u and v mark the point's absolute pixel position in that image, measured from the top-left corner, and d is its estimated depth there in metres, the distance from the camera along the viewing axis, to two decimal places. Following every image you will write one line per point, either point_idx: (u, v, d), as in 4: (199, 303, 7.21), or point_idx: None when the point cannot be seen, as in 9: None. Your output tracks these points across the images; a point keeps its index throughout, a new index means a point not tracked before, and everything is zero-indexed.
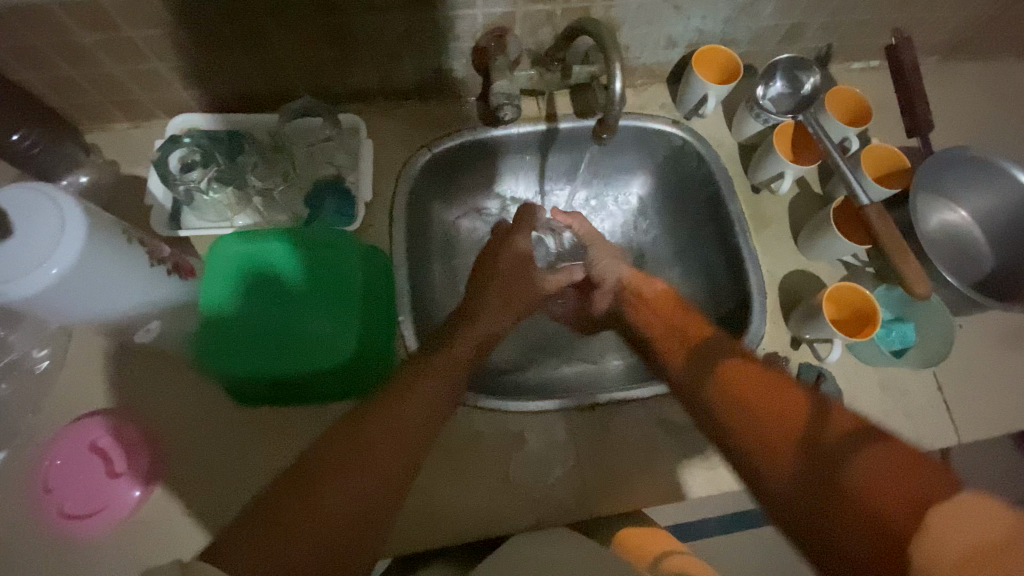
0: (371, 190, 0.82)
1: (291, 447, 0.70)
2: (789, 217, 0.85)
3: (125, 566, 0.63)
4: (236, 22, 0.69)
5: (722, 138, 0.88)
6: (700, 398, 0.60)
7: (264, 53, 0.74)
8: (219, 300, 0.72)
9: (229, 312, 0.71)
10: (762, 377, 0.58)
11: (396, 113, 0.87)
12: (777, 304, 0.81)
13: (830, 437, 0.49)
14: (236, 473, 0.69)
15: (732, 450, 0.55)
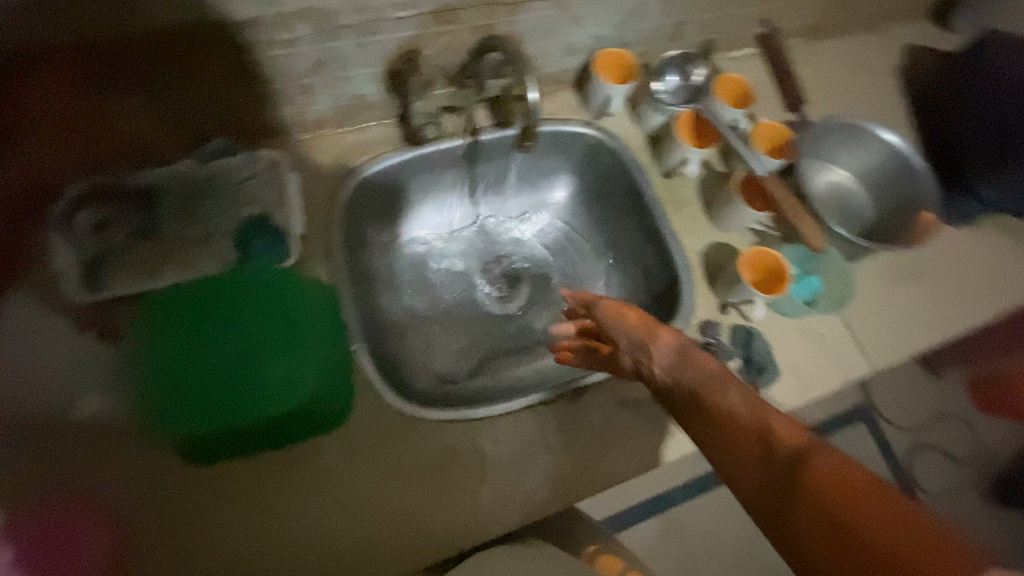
0: (302, 223, 0.80)
1: (262, 496, 0.67)
2: (700, 196, 0.93)
3: None
4: (131, 68, 0.66)
5: (631, 132, 0.95)
6: (687, 410, 0.60)
7: (157, 84, 0.69)
8: (166, 355, 0.69)
9: (180, 366, 0.69)
10: (749, 393, 0.58)
11: (315, 143, 0.86)
12: (702, 276, 0.88)
13: (794, 456, 0.51)
14: (204, 536, 0.64)
15: (721, 464, 0.55)
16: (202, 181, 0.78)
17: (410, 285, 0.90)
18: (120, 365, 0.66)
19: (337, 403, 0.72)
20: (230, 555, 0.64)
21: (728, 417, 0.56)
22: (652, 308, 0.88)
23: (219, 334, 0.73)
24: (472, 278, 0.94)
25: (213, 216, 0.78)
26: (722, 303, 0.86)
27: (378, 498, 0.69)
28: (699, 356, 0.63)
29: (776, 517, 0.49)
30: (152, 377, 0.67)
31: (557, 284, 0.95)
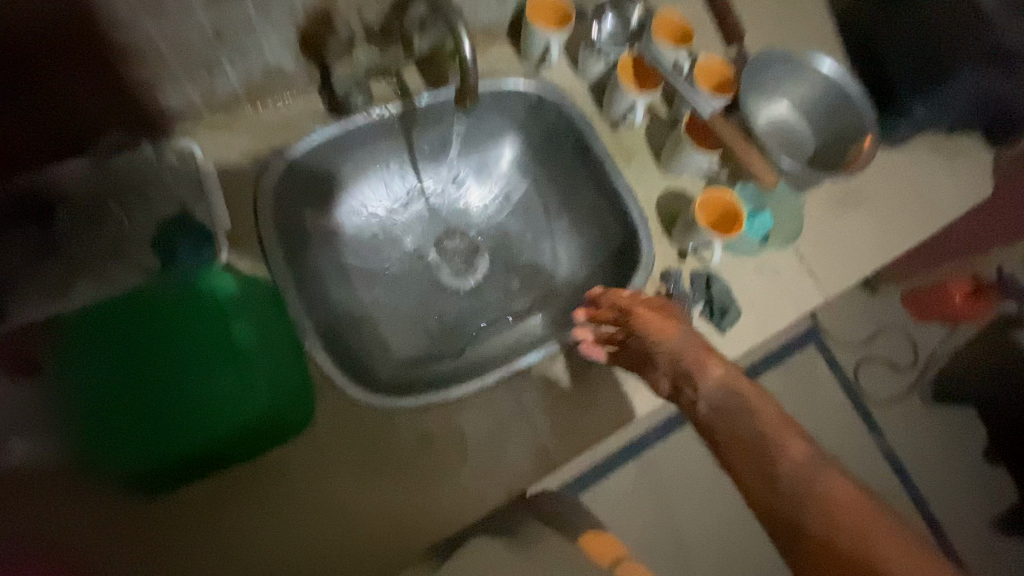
0: (228, 217, 0.73)
1: (231, 514, 0.63)
2: (649, 144, 0.91)
3: None
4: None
5: (573, 83, 0.91)
6: (715, 424, 0.57)
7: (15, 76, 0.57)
8: (92, 383, 0.61)
9: (112, 392, 0.62)
10: (788, 421, 0.55)
11: (230, 125, 0.77)
12: (658, 226, 0.87)
13: (843, 527, 0.47)
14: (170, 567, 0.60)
15: (742, 483, 0.53)
16: (103, 183, 0.69)
17: (359, 269, 0.84)
18: (48, 400, 0.59)
19: (299, 407, 0.67)
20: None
21: (781, 471, 0.51)
22: (612, 263, 0.87)
23: (151, 352, 0.65)
24: (425, 255, 0.90)
25: (126, 221, 0.70)
26: (680, 250, 0.86)
27: (357, 496, 0.66)
28: (740, 380, 0.59)
29: (797, 541, 0.48)
30: (83, 408, 0.60)
31: (514, 249, 0.92)
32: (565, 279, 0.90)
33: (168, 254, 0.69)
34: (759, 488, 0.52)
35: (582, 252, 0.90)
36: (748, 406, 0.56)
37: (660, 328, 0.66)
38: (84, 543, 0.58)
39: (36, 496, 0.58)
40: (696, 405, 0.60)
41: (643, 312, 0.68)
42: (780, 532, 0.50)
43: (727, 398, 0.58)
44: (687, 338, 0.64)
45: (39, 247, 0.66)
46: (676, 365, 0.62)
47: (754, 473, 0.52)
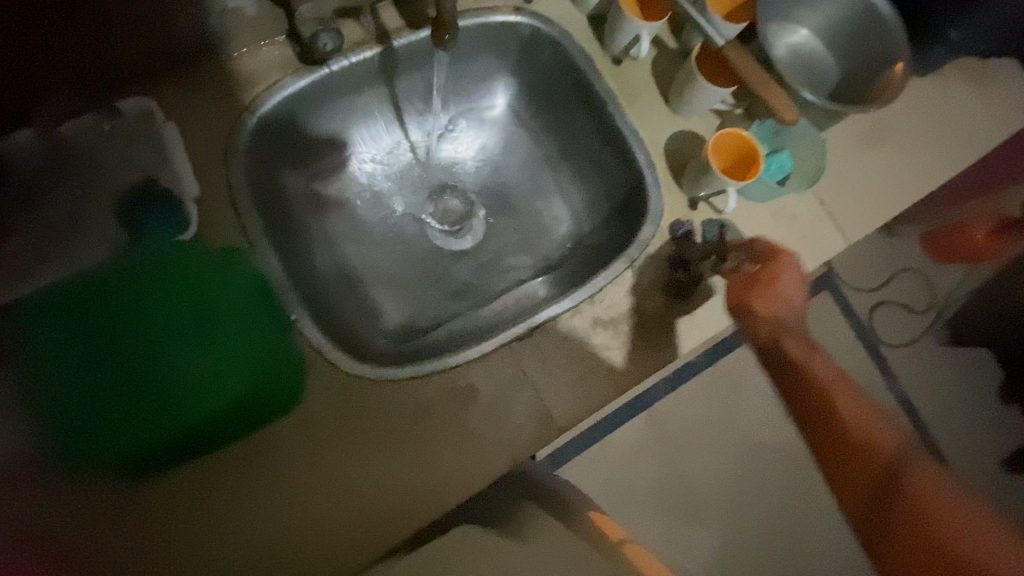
0: (197, 185, 0.67)
1: (227, 496, 0.60)
2: (654, 81, 0.83)
3: None
4: None
5: (569, 15, 0.82)
6: (794, 375, 0.68)
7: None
8: (64, 368, 0.58)
9: (87, 377, 0.58)
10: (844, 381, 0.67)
11: (192, 81, 0.70)
12: (667, 172, 0.80)
13: (888, 451, 0.63)
14: (157, 552, 0.58)
15: (813, 430, 0.66)
16: (55, 152, 0.64)
17: (347, 233, 0.79)
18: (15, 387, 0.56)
19: (289, 383, 0.64)
20: (208, 563, 0.58)
21: (844, 417, 0.64)
22: (616, 215, 0.80)
23: (127, 333, 0.61)
24: (417, 213, 0.84)
25: (84, 192, 0.64)
26: (691, 199, 0.79)
27: (352, 472, 0.64)
28: (809, 346, 0.69)
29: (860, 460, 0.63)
30: (58, 395, 0.57)
31: (512, 204, 0.86)
32: (566, 234, 0.84)
33: (135, 224, 0.64)
34: (824, 434, 0.65)
35: (584, 204, 0.84)
36: (812, 369, 0.67)
37: (783, 309, 0.70)
38: (70, 528, 0.56)
39: (7, 490, 0.56)
40: (773, 350, 0.70)
41: (760, 299, 0.70)
42: (845, 468, 0.64)
43: (819, 401, 0.66)
44: (789, 297, 0.70)
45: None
46: (775, 314, 0.70)
47: (823, 421, 0.65)
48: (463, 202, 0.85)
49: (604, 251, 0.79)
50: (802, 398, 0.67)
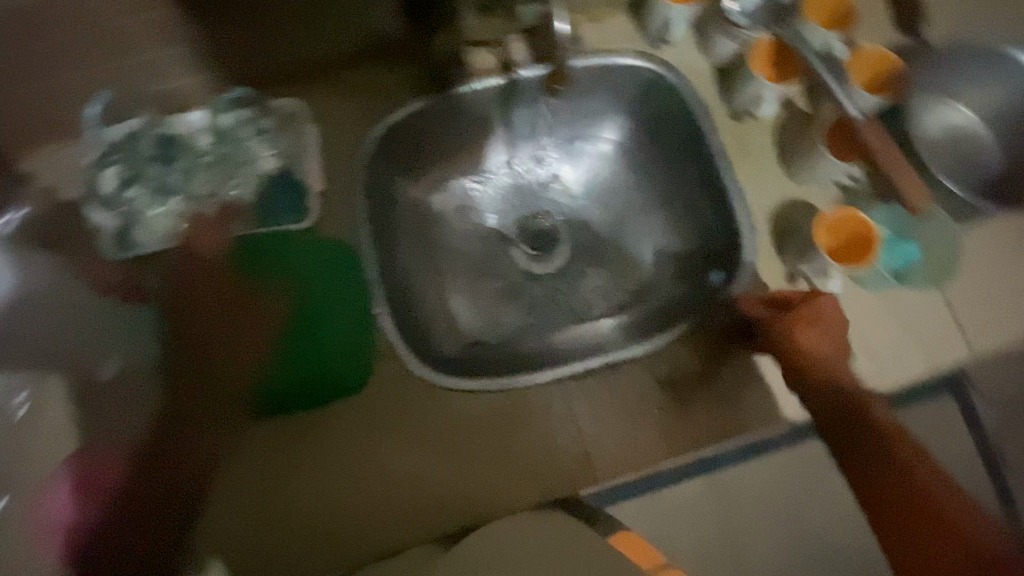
0: (323, 179, 0.76)
1: (279, 457, 0.67)
2: (773, 142, 0.79)
3: None
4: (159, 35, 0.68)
5: (698, 65, 0.81)
6: (825, 393, 0.64)
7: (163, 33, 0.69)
8: (184, 316, 0.69)
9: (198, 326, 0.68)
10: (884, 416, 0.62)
11: (338, 87, 0.79)
12: (769, 239, 0.76)
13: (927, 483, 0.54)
14: (222, 514, 0.65)
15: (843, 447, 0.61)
16: (219, 135, 0.75)
17: (440, 243, 0.83)
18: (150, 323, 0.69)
19: (361, 366, 0.71)
20: (253, 515, 0.65)
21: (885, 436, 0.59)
22: (703, 273, 0.79)
23: (233, 296, 0.70)
24: (507, 234, 0.86)
25: (233, 167, 0.75)
26: (791, 272, 0.75)
27: (389, 465, 0.68)
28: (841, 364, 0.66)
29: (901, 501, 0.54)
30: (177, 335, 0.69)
31: (603, 241, 0.85)
32: (650, 281, 0.82)
33: (263, 213, 0.74)
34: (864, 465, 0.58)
35: (675, 255, 0.82)
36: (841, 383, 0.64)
37: (821, 342, 0.67)
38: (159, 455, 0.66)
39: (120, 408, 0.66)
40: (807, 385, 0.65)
41: (803, 331, 0.67)
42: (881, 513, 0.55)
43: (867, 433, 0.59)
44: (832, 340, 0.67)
45: (162, 187, 0.73)
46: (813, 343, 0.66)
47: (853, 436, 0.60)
48: (556, 233, 0.86)
49: (684, 307, 0.78)
50: (833, 417, 0.63)
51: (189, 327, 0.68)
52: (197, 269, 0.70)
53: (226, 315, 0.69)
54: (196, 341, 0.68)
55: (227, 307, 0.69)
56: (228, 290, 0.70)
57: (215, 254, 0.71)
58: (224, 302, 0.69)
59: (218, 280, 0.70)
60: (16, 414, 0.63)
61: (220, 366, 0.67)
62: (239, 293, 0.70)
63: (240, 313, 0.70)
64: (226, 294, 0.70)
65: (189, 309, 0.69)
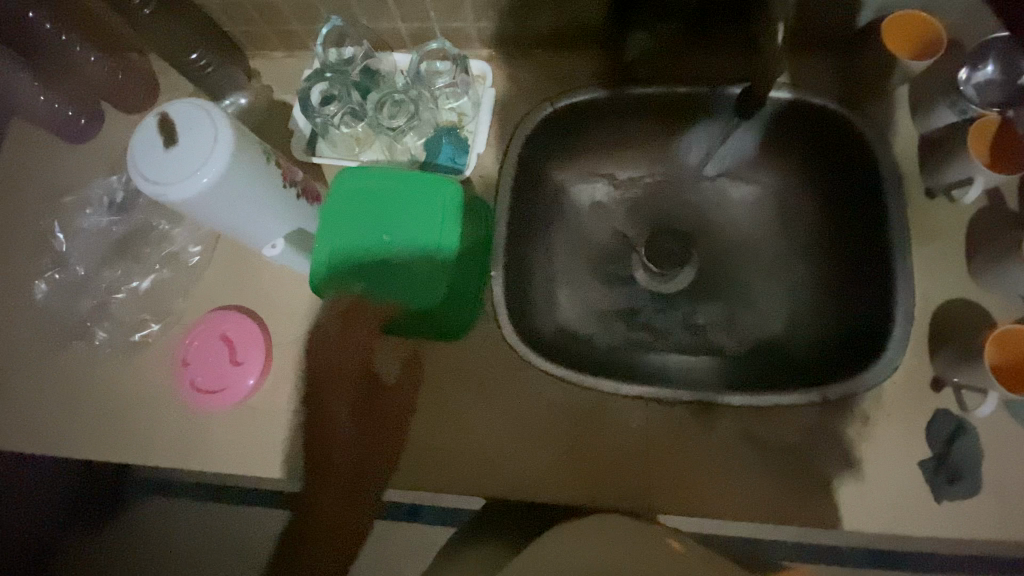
0: (487, 142, 0.81)
1: (359, 423, 0.72)
2: (966, 236, 0.70)
3: (220, 446, 0.73)
4: None
5: (900, 126, 0.74)
6: None
7: None
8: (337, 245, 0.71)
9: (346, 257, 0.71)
10: None
11: (526, 63, 0.83)
12: (921, 333, 0.69)
13: None
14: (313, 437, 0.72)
15: None
16: (413, 79, 0.80)
17: (568, 232, 0.84)
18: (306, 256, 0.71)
19: (467, 318, 0.75)
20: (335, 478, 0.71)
21: None
22: (834, 348, 0.73)
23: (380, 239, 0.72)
24: (635, 242, 0.84)
25: (414, 109, 0.79)
26: (937, 376, 0.67)
27: (469, 424, 0.72)
28: None
29: None
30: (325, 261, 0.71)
31: (734, 278, 0.80)
32: (772, 335, 0.77)
33: (408, 202, 0.74)
34: None
35: (805, 315, 0.76)
36: None
37: None
38: (287, 335, 0.76)
39: (270, 284, 0.78)
40: None
41: None
42: None
43: None
44: None
45: (352, 112, 0.78)
46: None
47: None
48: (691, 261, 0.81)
49: (798, 372, 0.73)
50: None
51: (321, 426, 0.72)
52: (330, 366, 0.74)
53: (354, 418, 0.72)
54: (334, 438, 0.72)
55: (358, 407, 0.73)
56: (353, 392, 0.73)
57: (353, 347, 0.74)
58: (352, 404, 0.73)
59: (350, 379, 0.73)
60: (191, 261, 0.79)
61: (347, 468, 0.71)
62: (363, 394, 0.73)
63: (365, 413, 0.73)
64: (352, 403, 0.73)
65: (322, 409, 0.73)
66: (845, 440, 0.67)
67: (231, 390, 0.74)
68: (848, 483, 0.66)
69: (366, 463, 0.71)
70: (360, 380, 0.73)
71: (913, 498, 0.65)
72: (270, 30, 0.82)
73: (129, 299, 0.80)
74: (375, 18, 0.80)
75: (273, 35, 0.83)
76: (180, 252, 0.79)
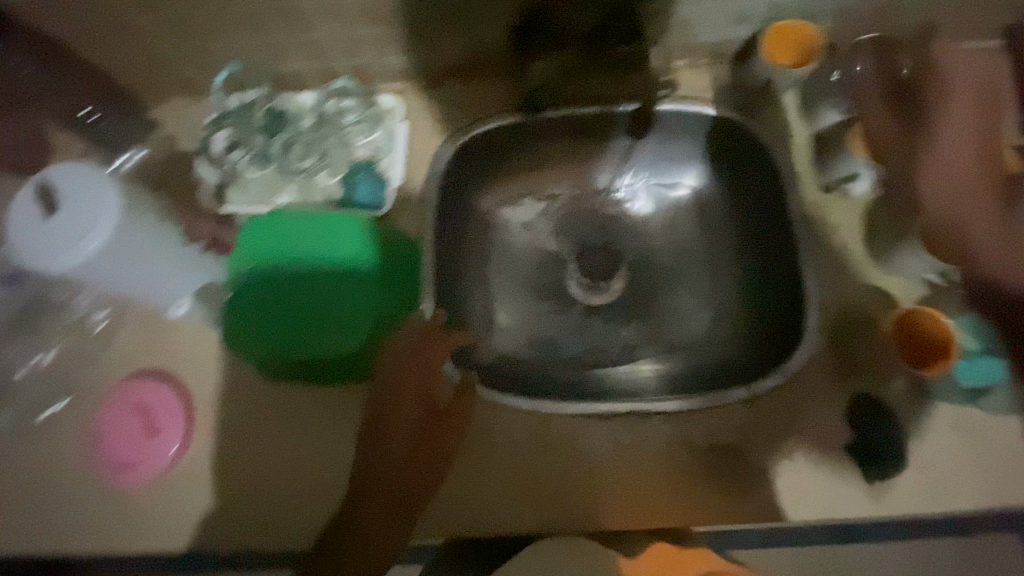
0: (404, 175, 0.80)
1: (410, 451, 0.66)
2: (864, 225, 0.75)
3: (143, 523, 0.68)
4: (285, 27, 0.72)
5: (794, 128, 0.79)
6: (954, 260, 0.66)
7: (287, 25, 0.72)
8: (256, 288, 0.74)
9: (267, 300, 0.74)
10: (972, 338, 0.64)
11: (437, 93, 0.83)
12: (835, 322, 0.72)
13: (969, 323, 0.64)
14: (247, 500, 0.69)
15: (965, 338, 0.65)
16: (320, 117, 0.80)
17: (499, 259, 0.83)
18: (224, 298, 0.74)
19: None
20: (372, 507, 0.64)
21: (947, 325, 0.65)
22: (760, 344, 0.75)
23: (303, 279, 0.74)
24: (566, 259, 0.84)
25: (323, 148, 0.79)
26: (853, 362, 0.71)
27: (504, 452, 0.70)
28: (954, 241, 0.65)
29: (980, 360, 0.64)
30: (242, 304, 0.73)
31: (666, 286, 0.82)
32: (704, 335, 0.78)
33: (328, 239, 0.75)
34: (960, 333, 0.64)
35: (730, 316, 0.78)
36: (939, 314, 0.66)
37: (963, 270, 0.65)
38: (206, 397, 0.72)
39: (187, 344, 0.74)
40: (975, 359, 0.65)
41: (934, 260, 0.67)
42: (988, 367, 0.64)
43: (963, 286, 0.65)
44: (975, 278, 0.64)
45: (260, 155, 0.78)
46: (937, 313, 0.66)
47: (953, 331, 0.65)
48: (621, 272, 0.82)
49: (729, 372, 0.75)
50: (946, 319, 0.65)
51: (377, 446, 0.66)
52: (394, 383, 0.68)
53: (410, 439, 0.66)
54: (383, 461, 0.65)
55: (415, 431, 0.66)
56: (414, 413, 0.67)
57: (414, 368, 0.67)
58: (409, 429, 0.66)
59: (412, 398, 0.67)
60: (97, 328, 0.75)
61: (392, 490, 0.64)
62: (421, 420, 0.67)
63: (422, 439, 0.66)
64: (413, 425, 0.67)
65: (383, 430, 0.67)
66: (778, 433, 0.69)
67: (150, 462, 0.69)
68: (785, 475, 0.68)
69: (412, 486, 0.65)
70: (422, 402, 0.67)
71: (845, 481, 0.67)
72: (164, 78, 0.78)
73: (31, 374, 0.74)
74: (275, 60, 0.78)
75: (168, 83, 0.79)
76: (85, 319, 0.74)
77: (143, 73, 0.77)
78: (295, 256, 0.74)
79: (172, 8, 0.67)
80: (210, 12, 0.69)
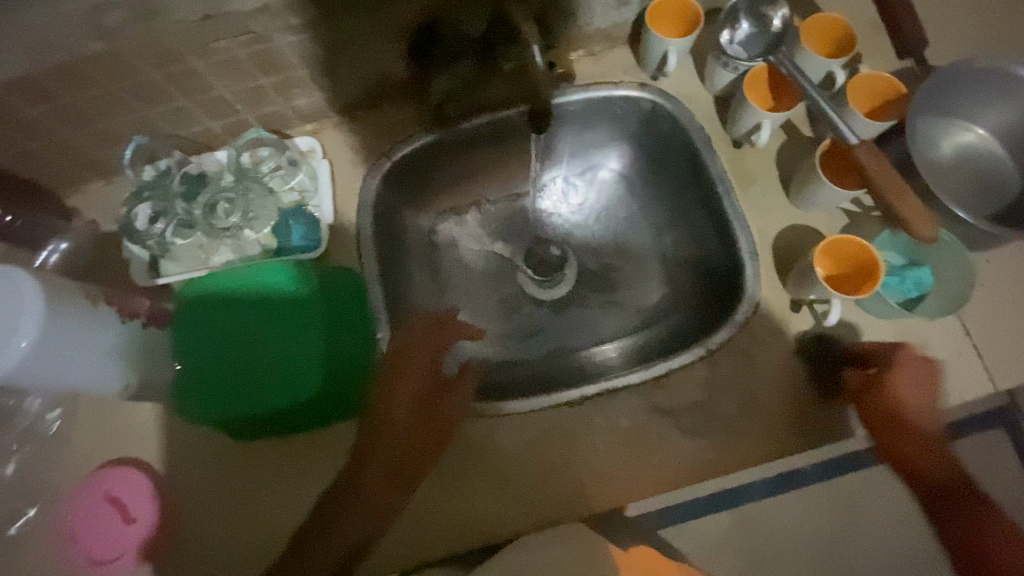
0: (334, 211, 0.81)
1: (405, 437, 0.66)
2: (777, 170, 0.79)
3: None
4: (183, 91, 0.72)
5: (695, 93, 0.83)
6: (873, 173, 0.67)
7: (184, 89, 0.72)
8: (215, 338, 0.74)
9: (225, 348, 0.74)
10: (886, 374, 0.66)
11: (352, 127, 0.85)
12: (771, 265, 0.76)
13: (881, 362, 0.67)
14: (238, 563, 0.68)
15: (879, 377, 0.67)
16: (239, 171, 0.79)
17: (447, 273, 0.84)
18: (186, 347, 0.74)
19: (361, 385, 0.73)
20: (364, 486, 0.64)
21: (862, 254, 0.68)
22: (708, 300, 0.78)
23: (265, 320, 0.75)
24: (513, 259, 0.86)
25: None
26: (795, 299, 0.74)
27: (499, 449, 0.71)
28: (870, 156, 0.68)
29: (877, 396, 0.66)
30: (202, 354, 0.74)
31: (613, 266, 0.85)
32: (653, 305, 0.82)
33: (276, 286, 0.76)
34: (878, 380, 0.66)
35: (673, 281, 0.82)
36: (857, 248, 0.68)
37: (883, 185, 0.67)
38: (178, 473, 0.71)
39: (151, 424, 0.73)
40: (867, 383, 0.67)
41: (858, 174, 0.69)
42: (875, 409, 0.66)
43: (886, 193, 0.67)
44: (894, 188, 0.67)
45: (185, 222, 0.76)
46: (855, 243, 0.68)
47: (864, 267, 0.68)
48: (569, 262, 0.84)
49: (684, 333, 0.78)
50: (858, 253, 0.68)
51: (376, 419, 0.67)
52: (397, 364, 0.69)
53: (412, 415, 0.67)
54: (377, 436, 0.66)
55: (416, 404, 0.68)
56: (417, 388, 0.68)
57: (421, 352, 0.69)
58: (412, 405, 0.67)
59: (417, 375, 0.69)
60: (51, 429, 0.73)
61: (392, 464, 0.65)
62: (426, 394, 0.69)
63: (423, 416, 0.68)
64: (417, 399, 0.68)
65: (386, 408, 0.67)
66: (741, 381, 0.72)
67: (129, 553, 0.67)
68: (756, 420, 0.71)
69: (411, 461, 0.66)
70: (427, 376, 0.69)
71: (810, 412, 0.71)
72: (72, 164, 0.77)
73: None
74: (182, 124, 0.78)
75: (76, 169, 0.78)
76: (36, 423, 0.72)
77: (48, 163, 0.76)
78: (241, 295, 0.75)
79: (61, 95, 0.66)
80: (102, 91, 0.68)
